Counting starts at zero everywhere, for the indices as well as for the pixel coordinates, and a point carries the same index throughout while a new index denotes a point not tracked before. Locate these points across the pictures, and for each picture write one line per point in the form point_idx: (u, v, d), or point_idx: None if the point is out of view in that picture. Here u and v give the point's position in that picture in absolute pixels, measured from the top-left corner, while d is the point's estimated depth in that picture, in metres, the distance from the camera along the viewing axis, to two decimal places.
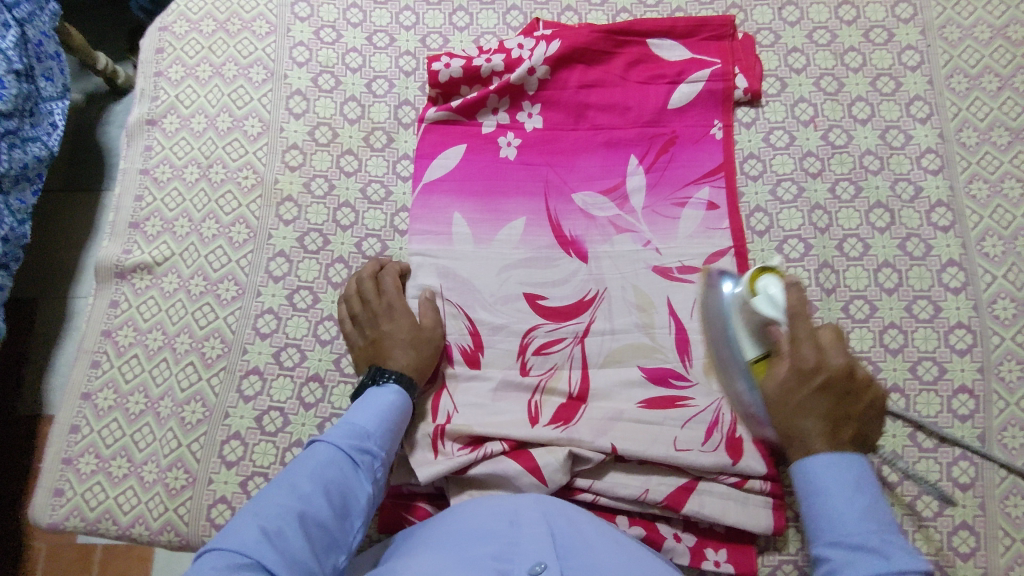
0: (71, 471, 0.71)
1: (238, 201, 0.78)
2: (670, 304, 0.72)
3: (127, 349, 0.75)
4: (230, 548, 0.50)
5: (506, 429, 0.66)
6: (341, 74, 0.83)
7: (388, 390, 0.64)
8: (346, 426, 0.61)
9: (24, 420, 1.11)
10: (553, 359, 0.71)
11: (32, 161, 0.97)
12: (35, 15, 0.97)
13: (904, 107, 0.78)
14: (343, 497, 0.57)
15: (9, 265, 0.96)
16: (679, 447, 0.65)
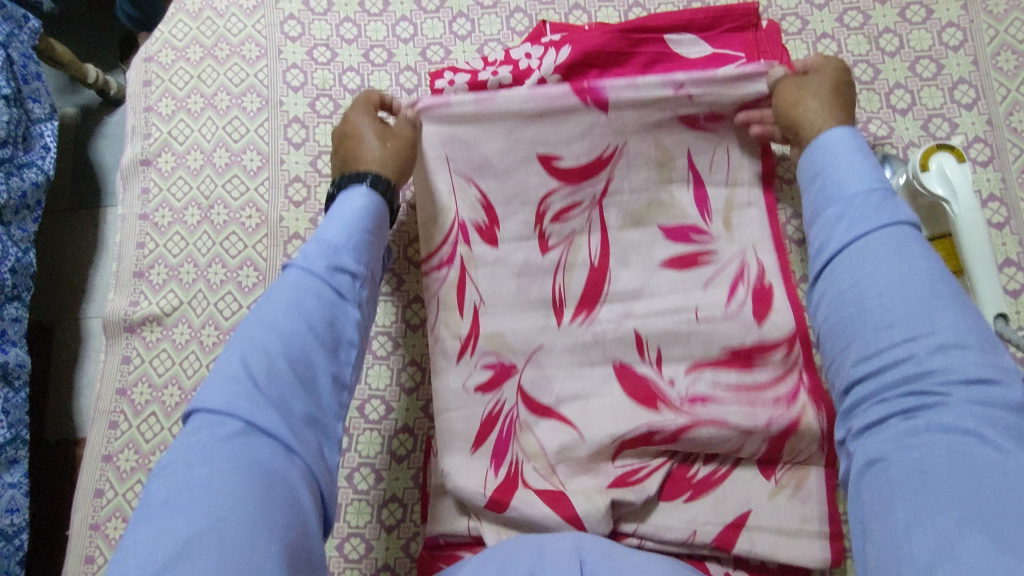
0: (100, 536, 0.69)
1: (243, 243, 0.75)
2: (691, 157, 0.69)
3: (144, 407, 0.72)
4: (214, 409, 0.41)
5: (536, 339, 0.66)
6: (339, 96, 0.78)
7: (360, 194, 0.57)
8: (317, 244, 0.51)
9: (52, 447, 1.13)
10: (572, 225, 0.69)
11: (30, 188, 0.95)
12: (13, 35, 0.94)
13: (947, 92, 0.72)
14: (331, 325, 0.48)
15: (21, 296, 0.95)
16: (702, 316, 0.65)
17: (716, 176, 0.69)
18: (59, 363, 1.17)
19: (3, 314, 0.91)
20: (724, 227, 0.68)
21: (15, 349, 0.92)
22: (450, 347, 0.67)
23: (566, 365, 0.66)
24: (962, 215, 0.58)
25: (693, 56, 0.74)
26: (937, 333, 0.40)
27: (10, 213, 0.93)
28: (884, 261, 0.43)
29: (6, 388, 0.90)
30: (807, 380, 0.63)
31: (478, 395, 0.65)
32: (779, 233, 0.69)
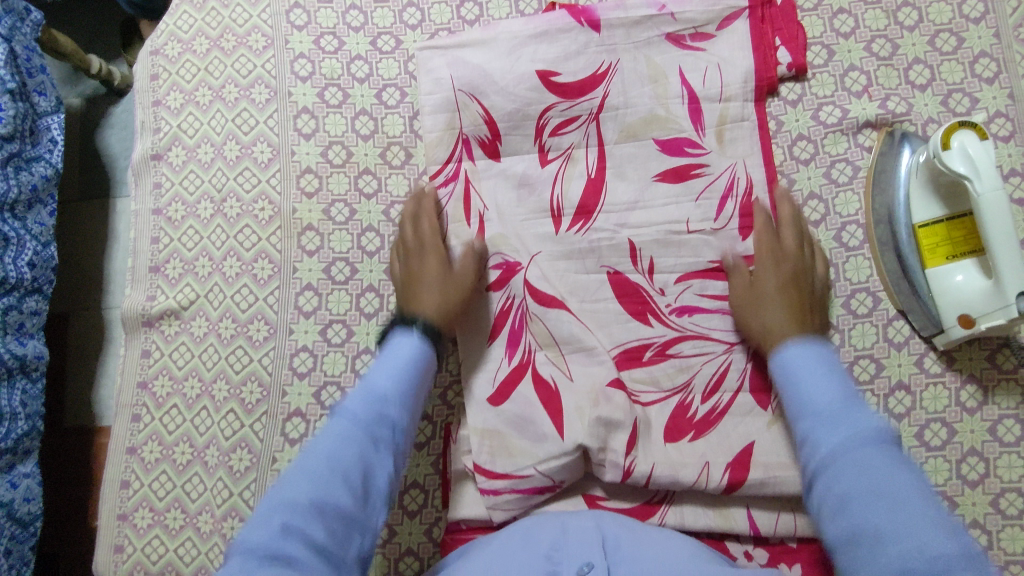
0: (128, 526, 0.71)
1: (257, 235, 0.75)
2: (682, 71, 0.73)
3: (166, 399, 0.73)
4: (253, 544, 0.45)
5: (537, 245, 0.72)
6: (347, 86, 0.77)
7: (408, 342, 0.60)
8: (364, 392, 0.55)
9: (74, 436, 1.16)
10: (570, 138, 0.74)
11: (40, 182, 0.95)
12: (17, 28, 0.95)
13: (968, 66, 0.70)
14: (366, 482, 0.50)
15: (42, 289, 0.96)
16: (691, 227, 0.71)
17: (709, 92, 0.72)
18: (78, 350, 1.18)
19: (22, 308, 0.92)
20: (717, 141, 0.72)
21: (31, 342, 0.94)
22: (459, 252, 0.71)
23: (567, 264, 0.71)
24: (982, 194, 0.56)
25: (702, 28, 0.73)
26: (920, 549, 0.41)
27: (22, 207, 0.93)
28: (860, 461, 0.46)
29: (24, 379, 0.92)
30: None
31: (489, 291, 0.70)
32: (773, 166, 0.71)
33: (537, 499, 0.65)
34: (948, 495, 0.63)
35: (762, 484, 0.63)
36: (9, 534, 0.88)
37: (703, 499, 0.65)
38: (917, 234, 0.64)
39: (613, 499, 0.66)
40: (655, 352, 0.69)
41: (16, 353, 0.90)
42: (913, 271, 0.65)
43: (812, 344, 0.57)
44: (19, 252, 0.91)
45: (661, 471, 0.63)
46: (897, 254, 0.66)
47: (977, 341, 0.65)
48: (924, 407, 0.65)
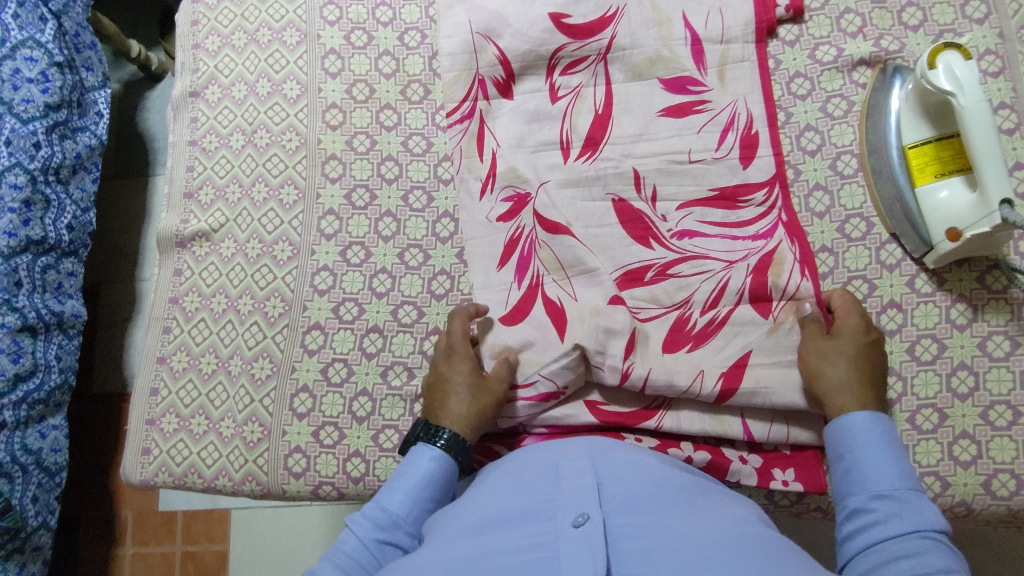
0: (156, 430, 0.76)
1: (284, 164, 0.80)
2: (685, 17, 0.76)
3: (194, 314, 0.78)
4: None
5: (544, 174, 0.74)
6: (373, 29, 0.83)
7: (430, 457, 0.61)
8: (376, 514, 0.57)
9: (99, 400, 1.21)
10: (579, 78, 0.77)
11: (84, 150, 1.03)
12: (70, 8, 1.02)
13: (958, 8, 0.74)
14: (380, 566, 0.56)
15: (79, 252, 1.04)
16: (693, 158, 0.73)
17: (711, 34, 0.76)
18: (106, 321, 1.23)
19: (60, 269, 0.99)
20: (719, 80, 0.75)
21: (70, 301, 1.00)
22: (474, 186, 0.75)
23: (573, 192, 0.74)
24: (966, 106, 0.60)
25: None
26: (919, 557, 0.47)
27: (66, 173, 1.00)
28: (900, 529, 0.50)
29: (60, 336, 0.98)
30: (784, 217, 0.71)
31: (500, 222, 0.74)
32: (773, 100, 0.74)
33: (541, 404, 0.67)
34: (937, 407, 0.66)
35: (754, 393, 0.65)
36: (36, 481, 0.92)
37: (701, 405, 0.67)
38: (906, 155, 0.68)
39: (613, 403, 0.68)
40: (657, 272, 0.70)
41: (56, 309, 0.96)
42: (907, 192, 0.68)
43: (874, 415, 0.58)
44: (60, 214, 0.98)
45: (657, 375, 0.65)
46: (889, 178, 0.69)
47: (967, 263, 0.68)
48: (916, 324, 0.68)
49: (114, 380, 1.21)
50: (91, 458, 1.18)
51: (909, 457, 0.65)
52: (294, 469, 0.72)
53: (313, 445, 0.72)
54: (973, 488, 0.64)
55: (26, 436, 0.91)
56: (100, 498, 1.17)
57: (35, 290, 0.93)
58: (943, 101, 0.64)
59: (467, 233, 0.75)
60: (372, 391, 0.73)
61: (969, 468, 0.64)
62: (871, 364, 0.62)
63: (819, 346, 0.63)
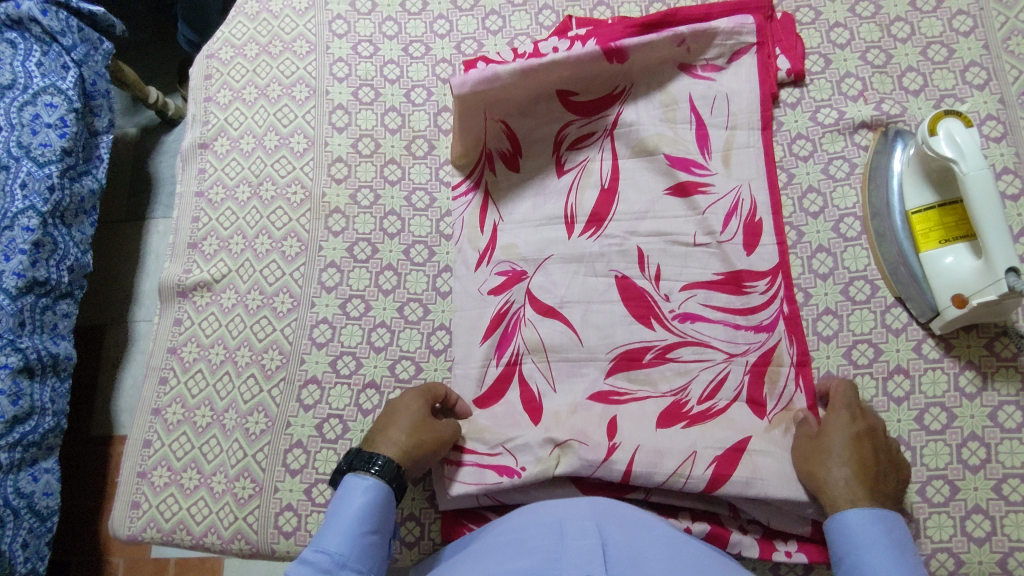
0: (146, 484, 0.74)
1: (288, 216, 0.81)
2: (692, 99, 0.76)
3: (192, 364, 0.77)
4: None
5: (545, 249, 0.74)
6: (380, 86, 0.84)
7: (364, 487, 0.57)
8: (316, 559, 0.53)
9: (96, 441, 1.20)
10: (586, 152, 0.77)
11: (87, 194, 1.03)
12: (90, 56, 1.03)
13: (959, 74, 0.75)
14: None
15: (77, 294, 1.03)
16: (697, 240, 0.72)
17: (716, 120, 0.76)
18: (108, 363, 1.23)
19: (58, 310, 0.98)
20: (723, 164, 0.74)
21: (64, 342, 0.99)
22: (470, 256, 0.76)
23: (574, 272, 0.73)
24: (964, 173, 0.60)
25: (713, 61, 0.77)
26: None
27: (71, 215, 1.00)
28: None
29: (54, 378, 0.97)
30: (786, 308, 0.69)
31: (490, 295, 0.74)
32: (774, 162, 0.75)
33: (492, 477, 0.65)
34: (948, 479, 0.64)
35: (749, 483, 0.61)
36: (27, 526, 0.90)
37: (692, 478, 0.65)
38: (910, 220, 0.67)
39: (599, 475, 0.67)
40: (656, 355, 0.69)
41: (51, 350, 0.96)
42: (916, 268, 0.67)
43: (876, 512, 0.55)
44: (64, 257, 0.98)
45: (643, 454, 0.63)
46: (894, 242, 0.69)
47: (975, 329, 0.67)
48: (924, 392, 0.66)
49: (112, 423, 1.20)
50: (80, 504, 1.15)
51: (921, 532, 0.63)
52: (284, 528, 0.70)
53: (305, 504, 0.71)
54: (988, 567, 0.61)
55: (17, 480, 0.89)
56: (90, 545, 1.14)
57: (36, 331, 0.94)
58: (943, 167, 0.64)
59: (456, 303, 0.75)
60: None
61: (983, 545, 0.62)
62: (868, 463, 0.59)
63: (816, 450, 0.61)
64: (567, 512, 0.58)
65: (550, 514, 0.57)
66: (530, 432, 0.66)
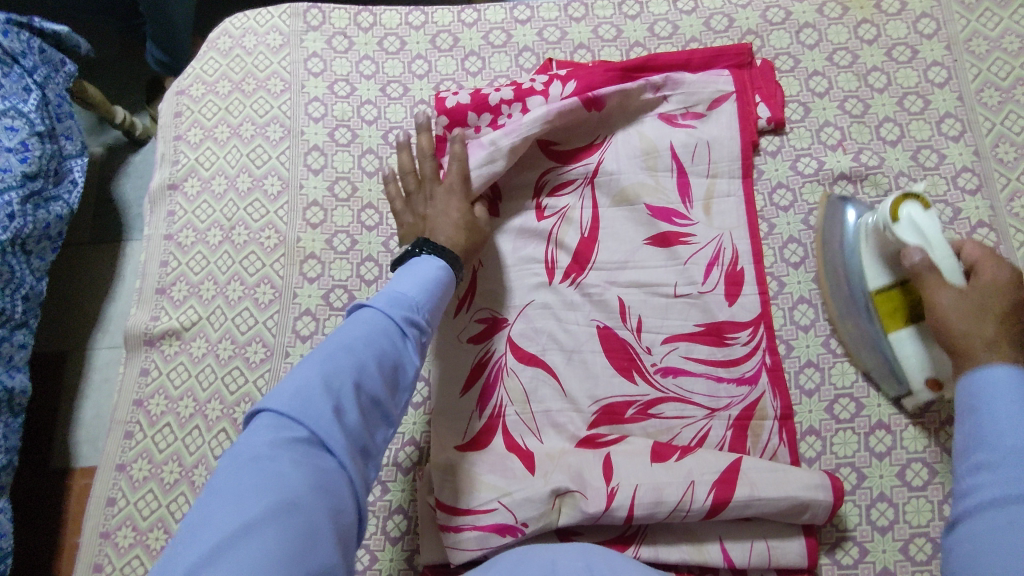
0: (110, 544, 0.71)
1: (261, 262, 0.78)
2: (673, 147, 0.75)
3: (159, 418, 0.74)
4: (284, 412, 0.44)
5: (525, 296, 0.73)
6: (357, 127, 0.82)
7: (432, 262, 0.61)
8: (395, 295, 0.56)
9: (53, 475, 1.13)
10: (566, 200, 0.76)
11: (55, 220, 0.99)
12: (52, 77, 1.00)
13: (934, 125, 0.76)
14: (402, 364, 0.53)
15: (30, 323, 0.97)
16: (678, 292, 0.72)
17: (697, 168, 0.75)
18: (71, 394, 1.18)
19: (13, 340, 0.93)
20: (705, 213, 0.74)
21: (20, 374, 0.95)
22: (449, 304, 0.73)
23: (555, 318, 0.72)
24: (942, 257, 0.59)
25: (693, 109, 0.77)
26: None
27: (31, 244, 0.96)
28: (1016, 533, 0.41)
29: (8, 414, 0.92)
30: (768, 359, 0.69)
31: (471, 343, 0.72)
32: (755, 212, 0.74)
33: (496, 540, 0.63)
34: (930, 537, 0.64)
35: (748, 504, 0.61)
36: None
37: (676, 533, 0.64)
38: (872, 300, 0.66)
39: (587, 534, 0.65)
40: (638, 410, 0.69)
41: (5, 384, 0.91)
42: (885, 346, 0.65)
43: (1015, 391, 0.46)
44: (18, 287, 0.93)
45: (643, 494, 0.62)
46: (854, 317, 0.68)
47: None
48: (905, 447, 0.66)
49: (72, 458, 1.15)
50: (34, 545, 1.09)
51: None
52: None
53: None
54: None
55: None
56: None
57: None
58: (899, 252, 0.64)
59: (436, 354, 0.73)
60: None
61: None
62: (957, 309, 0.56)
63: (951, 296, 0.57)
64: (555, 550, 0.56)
65: (542, 552, 0.56)
66: (529, 484, 0.64)
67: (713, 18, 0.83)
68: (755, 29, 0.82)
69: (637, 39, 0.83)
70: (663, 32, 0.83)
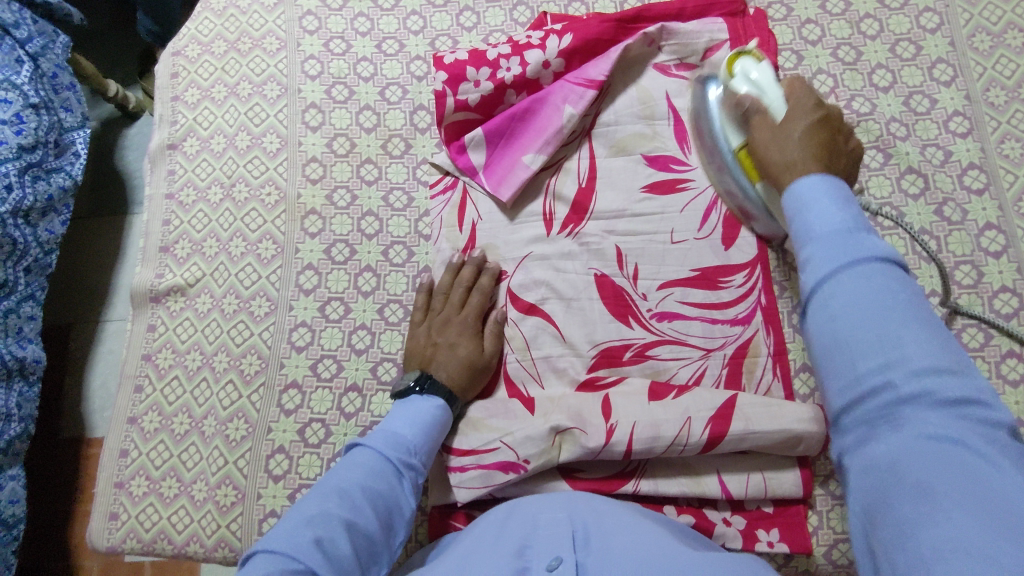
0: (125, 494, 0.73)
1: (263, 218, 0.79)
2: (668, 97, 0.77)
3: (167, 372, 0.76)
4: (279, 552, 0.48)
5: (525, 247, 0.75)
6: (354, 84, 0.83)
7: (434, 399, 0.64)
8: (392, 432, 0.61)
9: (63, 442, 1.15)
10: (563, 151, 0.77)
11: (57, 192, 0.99)
12: (47, 48, 1.00)
13: (926, 71, 0.77)
14: (395, 503, 0.57)
15: (36, 295, 0.97)
16: (675, 239, 0.73)
17: (692, 117, 0.76)
18: (75, 363, 1.20)
19: (21, 312, 0.94)
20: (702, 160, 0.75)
21: (31, 345, 0.96)
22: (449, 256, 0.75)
23: (554, 267, 0.74)
24: (776, 102, 0.61)
25: (687, 59, 0.78)
26: (909, 357, 0.36)
27: (36, 215, 0.96)
28: (868, 300, 0.39)
29: (21, 383, 0.94)
30: (763, 300, 0.71)
31: None
32: None
33: (500, 477, 0.65)
34: None
35: (743, 438, 0.63)
36: None
37: (674, 468, 0.66)
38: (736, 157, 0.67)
39: (589, 470, 0.67)
40: (635, 353, 0.70)
41: (16, 354, 0.92)
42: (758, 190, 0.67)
43: (831, 186, 0.45)
44: (20, 258, 0.93)
45: (641, 430, 0.64)
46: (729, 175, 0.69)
47: (942, 321, 0.69)
48: None
49: (78, 425, 1.17)
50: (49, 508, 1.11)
51: None
52: None
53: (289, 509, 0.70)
54: None
55: None
56: (61, 550, 1.11)
57: None
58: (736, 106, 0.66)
59: None
60: None
61: None
62: (784, 134, 0.57)
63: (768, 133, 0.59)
64: (539, 501, 0.60)
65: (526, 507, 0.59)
66: (529, 424, 0.66)
67: None
68: None
69: None
70: None
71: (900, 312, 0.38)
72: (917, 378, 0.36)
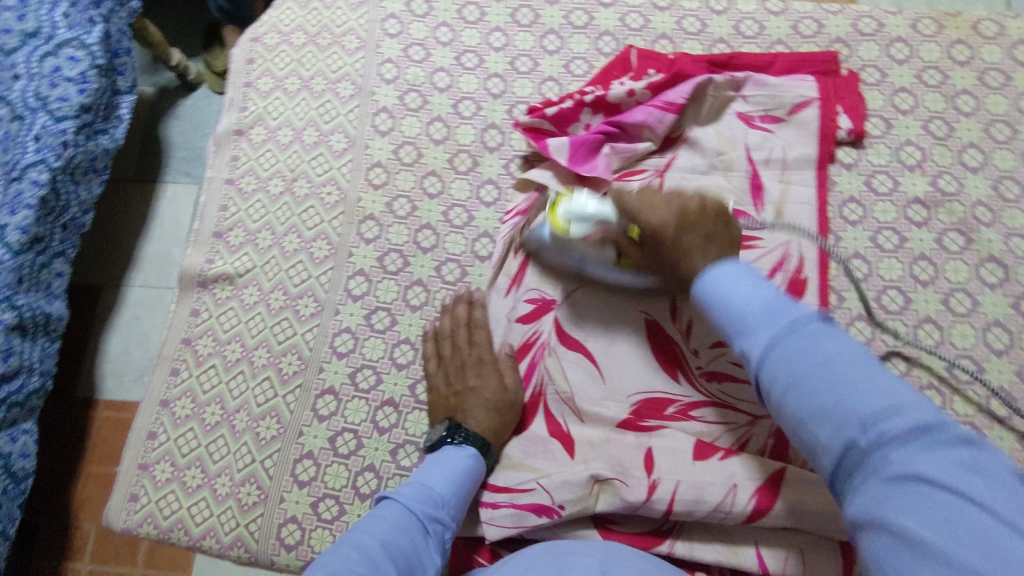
0: (148, 477, 0.72)
1: (321, 217, 0.78)
2: (748, 148, 0.74)
3: (206, 359, 0.75)
4: None
5: (578, 279, 0.72)
6: (428, 93, 0.82)
7: (465, 452, 0.63)
8: (421, 488, 0.60)
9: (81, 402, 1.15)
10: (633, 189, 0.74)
11: (102, 155, 0.92)
12: (115, 11, 0.93)
13: (1020, 156, 0.74)
14: (418, 562, 0.55)
15: (67, 254, 0.90)
16: None
17: (771, 173, 0.74)
18: (102, 327, 1.20)
19: (52, 268, 0.87)
20: (775, 217, 0.72)
21: (59, 303, 0.89)
22: (501, 284, 0.73)
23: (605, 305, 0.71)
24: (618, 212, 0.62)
25: (772, 112, 0.75)
26: (852, 420, 0.38)
27: (80, 174, 0.89)
28: (814, 355, 0.40)
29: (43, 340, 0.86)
30: None
31: (519, 323, 0.71)
32: (827, 221, 0.73)
33: (532, 520, 0.63)
34: None
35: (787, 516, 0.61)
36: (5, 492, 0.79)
37: (712, 533, 0.63)
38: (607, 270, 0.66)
39: (623, 524, 0.65)
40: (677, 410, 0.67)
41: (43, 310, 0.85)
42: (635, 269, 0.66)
43: (742, 272, 0.47)
44: (60, 214, 0.87)
45: (684, 491, 0.62)
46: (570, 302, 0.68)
47: (1008, 421, 0.66)
48: None
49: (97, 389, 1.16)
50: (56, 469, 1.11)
51: None
52: (286, 540, 0.68)
53: (310, 517, 0.69)
54: None
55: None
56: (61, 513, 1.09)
57: (31, 288, 0.83)
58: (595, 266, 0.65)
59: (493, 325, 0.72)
60: (379, 468, 0.70)
61: None
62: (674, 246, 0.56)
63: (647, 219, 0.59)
64: (578, 546, 0.58)
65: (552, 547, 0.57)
66: (568, 468, 0.64)
67: (801, 23, 0.81)
68: (843, 38, 0.80)
69: (721, 36, 0.82)
70: (749, 31, 0.81)
71: (845, 380, 0.39)
72: (873, 425, 0.37)
